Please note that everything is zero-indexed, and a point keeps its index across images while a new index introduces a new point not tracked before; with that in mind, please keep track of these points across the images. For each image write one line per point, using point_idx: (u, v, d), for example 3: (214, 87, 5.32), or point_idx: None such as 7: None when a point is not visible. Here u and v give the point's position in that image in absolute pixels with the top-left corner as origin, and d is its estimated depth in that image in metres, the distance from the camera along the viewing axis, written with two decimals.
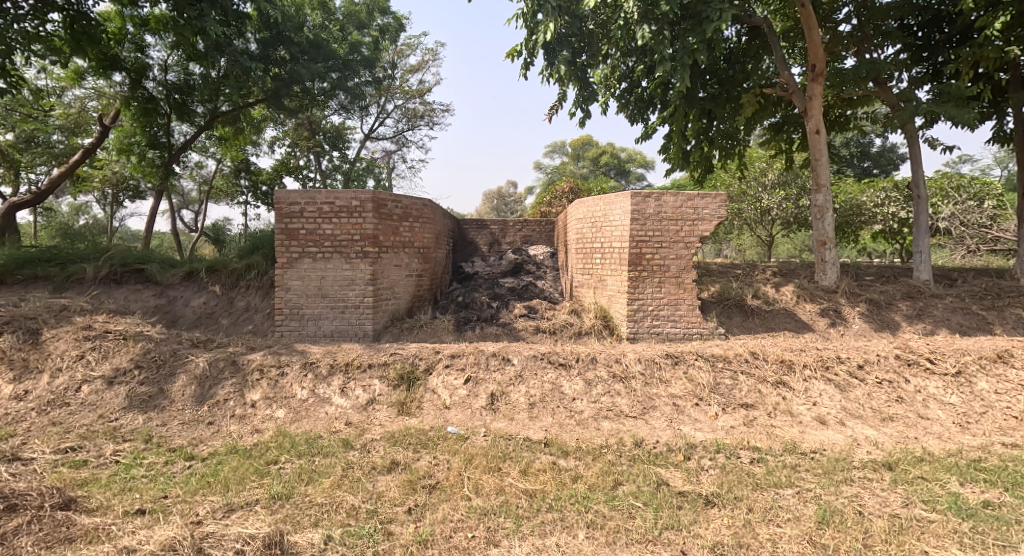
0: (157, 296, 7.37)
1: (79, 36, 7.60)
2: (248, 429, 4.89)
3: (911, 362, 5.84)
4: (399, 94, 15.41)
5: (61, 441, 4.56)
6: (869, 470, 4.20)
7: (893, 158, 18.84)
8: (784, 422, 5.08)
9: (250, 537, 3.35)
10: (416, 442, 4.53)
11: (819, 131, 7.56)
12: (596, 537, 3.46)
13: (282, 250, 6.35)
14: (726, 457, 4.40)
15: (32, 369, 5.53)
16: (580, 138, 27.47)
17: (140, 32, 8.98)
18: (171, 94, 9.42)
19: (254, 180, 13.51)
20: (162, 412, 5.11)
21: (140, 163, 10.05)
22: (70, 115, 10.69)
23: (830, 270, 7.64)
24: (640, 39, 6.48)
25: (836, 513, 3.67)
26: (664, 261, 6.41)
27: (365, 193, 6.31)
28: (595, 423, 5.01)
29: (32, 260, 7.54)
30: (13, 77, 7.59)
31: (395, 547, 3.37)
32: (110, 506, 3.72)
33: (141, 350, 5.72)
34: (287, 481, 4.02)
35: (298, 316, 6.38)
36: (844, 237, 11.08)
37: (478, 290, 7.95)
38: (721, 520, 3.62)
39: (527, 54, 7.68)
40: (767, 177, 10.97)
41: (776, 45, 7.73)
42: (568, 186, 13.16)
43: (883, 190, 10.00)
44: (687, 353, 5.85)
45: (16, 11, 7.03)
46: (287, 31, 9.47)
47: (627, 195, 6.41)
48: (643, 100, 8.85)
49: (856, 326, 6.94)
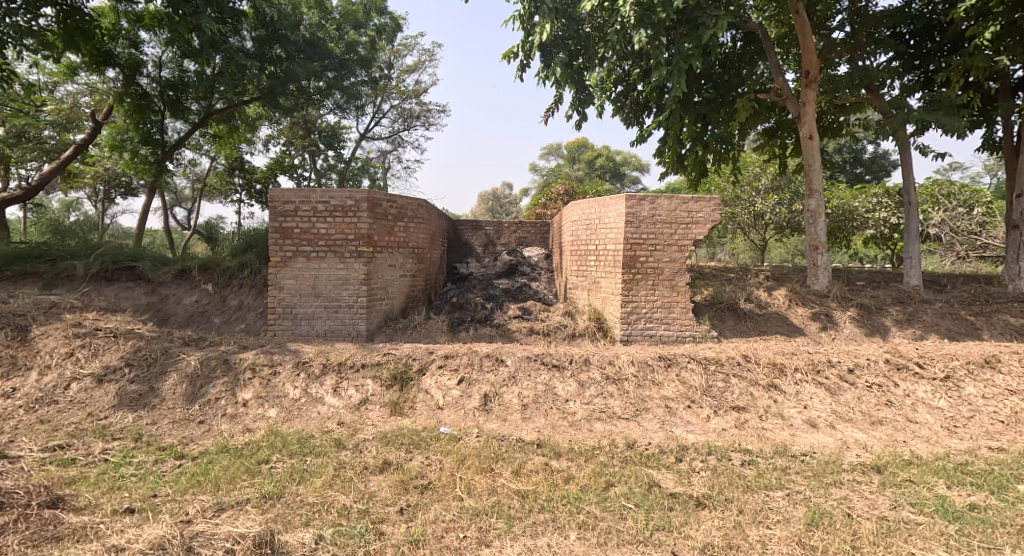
0: (148, 293, 7.31)
1: (72, 31, 7.55)
2: (240, 428, 4.87)
3: (900, 366, 5.89)
4: (396, 94, 15.45)
5: (49, 439, 4.52)
6: (858, 472, 4.25)
7: (885, 164, 19.06)
8: (776, 424, 5.13)
9: (240, 536, 3.32)
10: (409, 442, 4.53)
11: (812, 137, 7.61)
12: (588, 538, 3.47)
13: (277, 249, 6.32)
14: (717, 460, 4.42)
15: (19, 366, 5.47)
16: (579, 139, 27.54)
17: (134, 28, 8.90)
18: (165, 91, 9.37)
19: (248, 178, 13.42)
20: (152, 410, 5.07)
21: (133, 160, 9.89)
22: (62, 110, 10.57)
23: (822, 275, 7.69)
24: (636, 44, 6.52)
25: (826, 516, 3.70)
26: (658, 264, 6.44)
27: (360, 193, 6.29)
28: (588, 424, 5.03)
29: (22, 256, 7.46)
30: (5, 72, 7.52)
31: (387, 546, 3.36)
32: (99, 505, 3.68)
33: (132, 348, 5.69)
34: (278, 480, 4.00)
35: (292, 315, 6.35)
36: (836, 242, 11.16)
37: (473, 290, 7.93)
38: (712, 522, 3.65)
39: (523, 56, 7.72)
40: (761, 182, 11.00)
41: (771, 51, 7.81)
42: (564, 188, 13.21)
43: (875, 196, 10.10)
44: (680, 356, 5.87)
45: (8, 4, 6.96)
46: (284, 29, 9.44)
47: (623, 198, 6.44)
48: (638, 103, 8.89)
49: (847, 330, 7.02)
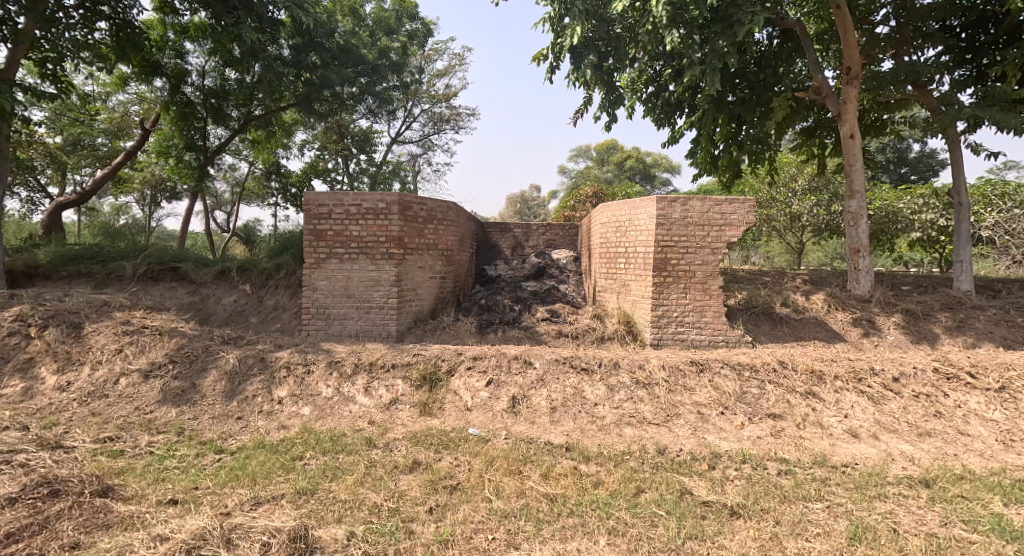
0: (190, 293, 7.61)
1: (124, 44, 7.96)
2: (275, 425, 5.00)
3: (950, 376, 5.62)
4: (426, 98, 15.68)
5: (100, 431, 4.75)
6: (905, 486, 4.06)
7: (933, 164, 18.23)
8: (814, 434, 4.95)
9: (276, 530, 3.42)
10: (438, 443, 4.57)
11: (853, 136, 7.32)
12: (618, 544, 3.43)
13: (310, 250, 6.47)
14: (752, 468, 4.30)
15: (74, 362, 5.77)
16: (606, 143, 27.48)
17: (180, 39, 9.30)
18: (208, 98, 9.75)
19: (284, 182, 13.83)
20: (194, 406, 5.26)
21: (178, 166, 10.40)
22: (114, 119, 11.21)
23: (864, 279, 7.35)
24: (669, 45, 6.42)
25: (870, 530, 3.55)
26: (690, 266, 6.31)
27: (392, 195, 6.40)
28: (617, 429, 4.97)
29: (76, 257, 7.88)
30: (62, 84, 7.97)
31: (417, 546, 3.40)
32: (145, 496, 3.84)
33: (176, 346, 5.93)
34: (312, 476, 4.09)
35: (325, 316, 6.49)
36: (879, 245, 10.71)
37: (501, 292, 7.95)
38: (748, 532, 3.55)
39: (553, 57, 7.71)
40: (798, 183, 10.66)
41: (809, 47, 7.57)
42: (592, 191, 13.11)
43: (922, 196, 9.50)
44: (714, 361, 5.73)
45: (67, 20, 7.36)
46: (320, 37, 9.66)
47: (654, 200, 6.35)
48: (669, 104, 8.75)
49: (892, 337, 6.70)
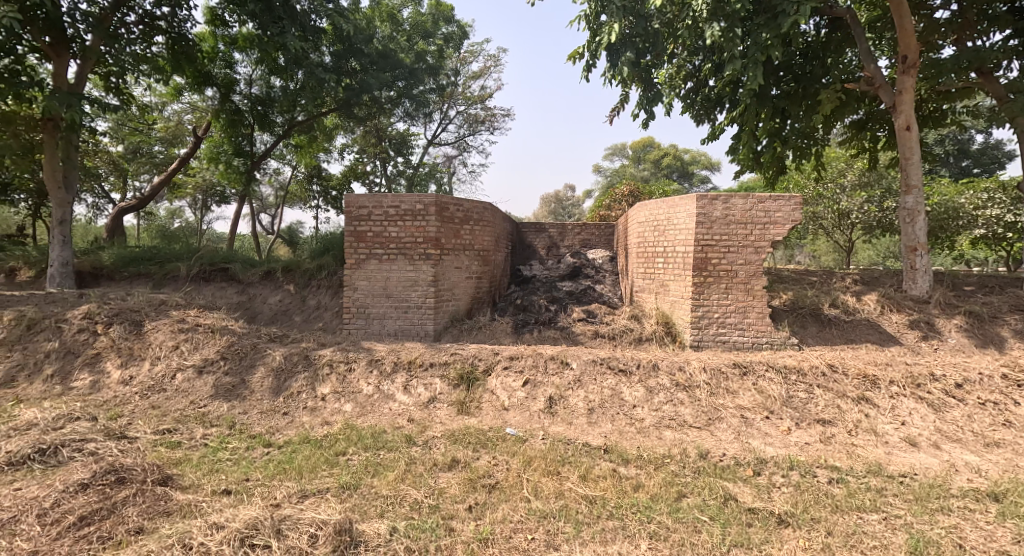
0: (239, 293, 7.93)
1: (179, 56, 8.37)
2: (319, 421, 5.16)
3: (1020, 383, 5.26)
4: (462, 100, 15.83)
5: (159, 423, 5.02)
6: (970, 499, 3.82)
7: (998, 156, 17.07)
8: (868, 441, 4.72)
9: (323, 522, 3.53)
10: (476, 442, 4.60)
11: (909, 128, 6.93)
12: (660, 549, 3.37)
13: (351, 251, 6.64)
14: (800, 475, 4.14)
15: (135, 357, 6.11)
16: (642, 141, 27.04)
17: (229, 50, 9.70)
18: (255, 106, 10.14)
19: (325, 185, 14.24)
20: (244, 401, 5.48)
21: (227, 171, 10.82)
22: (169, 127, 11.79)
23: (921, 279, 6.97)
24: (710, 39, 6.26)
25: (932, 545, 3.36)
26: (732, 266, 6.13)
27: (429, 197, 6.50)
28: (657, 432, 4.88)
29: (137, 258, 8.35)
30: (124, 96, 8.44)
31: (457, 543, 3.43)
32: (200, 485, 4.03)
33: (226, 344, 6.19)
34: (355, 472, 4.20)
35: (365, 315, 6.65)
36: (938, 243, 10.11)
37: (537, 292, 7.94)
38: (797, 542, 3.43)
39: (589, 56, 7.65)
40: (847, 178, 10.19)
41: (860, 36, 7.22)
42: (628, 190, 12.92)
43: (986, 191, 8.95)
44: (758, 364, 5.55)
45: (128, 35, 7.80)
46: (359, 43, 9.89)
47: (693, 198, 6.21)
48: (710, 99, 8.52)
49: (953, 340, 6.32)
